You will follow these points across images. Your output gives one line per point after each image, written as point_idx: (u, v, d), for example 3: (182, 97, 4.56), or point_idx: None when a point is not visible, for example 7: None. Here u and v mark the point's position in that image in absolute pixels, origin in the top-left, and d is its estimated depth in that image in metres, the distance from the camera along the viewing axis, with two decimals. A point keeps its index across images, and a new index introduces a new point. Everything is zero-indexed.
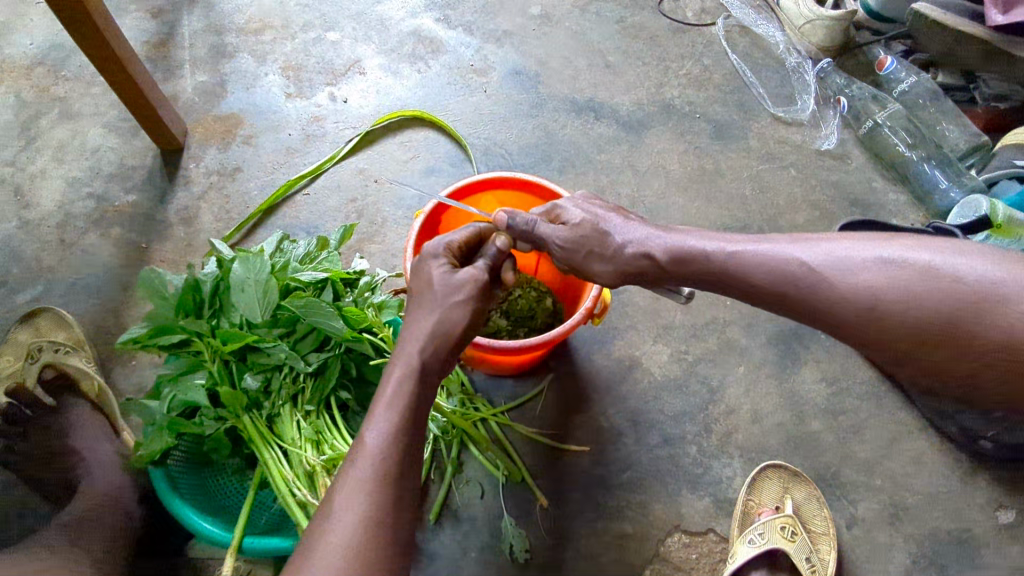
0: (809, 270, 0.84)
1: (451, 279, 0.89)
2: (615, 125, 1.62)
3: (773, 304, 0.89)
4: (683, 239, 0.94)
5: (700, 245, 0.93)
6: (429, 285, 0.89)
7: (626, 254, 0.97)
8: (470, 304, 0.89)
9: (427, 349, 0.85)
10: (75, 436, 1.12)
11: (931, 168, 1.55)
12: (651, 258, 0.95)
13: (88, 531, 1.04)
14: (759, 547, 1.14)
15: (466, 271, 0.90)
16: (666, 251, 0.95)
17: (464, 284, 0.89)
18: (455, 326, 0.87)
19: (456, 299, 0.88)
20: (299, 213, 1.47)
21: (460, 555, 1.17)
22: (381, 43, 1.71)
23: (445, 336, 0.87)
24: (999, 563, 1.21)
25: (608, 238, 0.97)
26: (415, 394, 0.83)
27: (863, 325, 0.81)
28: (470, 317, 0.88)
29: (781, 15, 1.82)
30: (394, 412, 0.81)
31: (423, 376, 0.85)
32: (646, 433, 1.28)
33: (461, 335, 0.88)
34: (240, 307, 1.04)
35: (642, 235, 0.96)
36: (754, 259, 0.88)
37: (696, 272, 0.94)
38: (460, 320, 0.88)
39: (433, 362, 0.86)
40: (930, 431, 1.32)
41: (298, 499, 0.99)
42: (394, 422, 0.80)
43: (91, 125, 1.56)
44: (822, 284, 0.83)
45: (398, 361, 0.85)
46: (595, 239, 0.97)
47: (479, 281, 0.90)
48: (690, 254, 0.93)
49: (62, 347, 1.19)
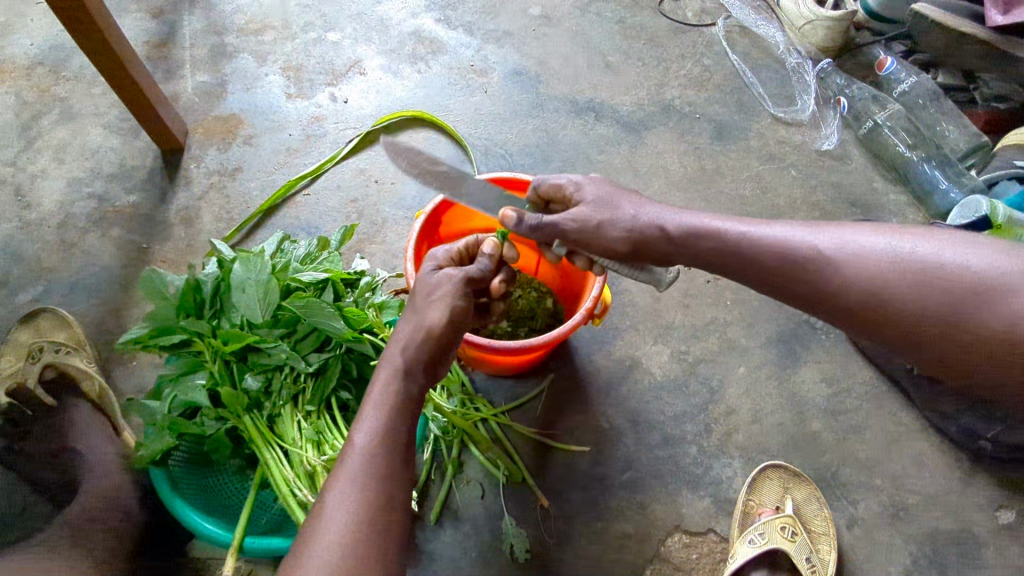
0: (817, 253, 0.84)
1: (430, 279, 0.91)
2: (616, 126, 1.62)
3: (777, 288, 0.89)
4: (695, 218, 0.93)
5: (712, 224, 0.92)
6: (415, 290, 0.92)
7: (639, 228, 0.93)
8: (448, 302, 0.88)
9: (408, 349, 0.86)
10: (75, 437, 1.11)
11: (931, 168, 1.55)
12: (665, 234, 0.93)
13: (87, 532, 1.04)
14: (759, 547, 1.14)
15: (446, 271, 0.92)
16: (678, 228, 0.93)
17: (442, 284, 0.90)
18: (434, 320, 0.86)
19: (434, 297, 0.89)
20: (300, 213, 1.47)
21: (460, 555, 1.17)
22: (381, 43, 1.71)
23: (428, 334, 0.86)
24: (999, 563, 1.22)
25: (622, 213, 0.94)
26: (401, 394, 0.84)
27: (867, 311, 0.81)
28: (450, 310, 0.87)
29: (781, 15, 1.82)
30: (381, 412, 0.82)
31: (410, 376, 0.85)
32: (647, 433, 1.29)
33: (446, 331, 0.87)
34: (240, 307, 1.04)
35: (656, 212, 0.94)
36: (761, 241, 0.88)
37: (705, 252, 0.92)
38: (439, 312, 0.87)
39: (420, 362, 0.86)
40: (930, 431, 1.32)
41: (299, 499, 0.99)
42: (383, 422, 0.81)
43: (91, 125, 1.56)
44: (830, 267, 0.83)
45: (385, 363, 0.86)
46: (609, 213, 0.94)
47: (455, 280, 0.91)
48: (701, 233, 0.92)
49: (63, 348, 1.20)
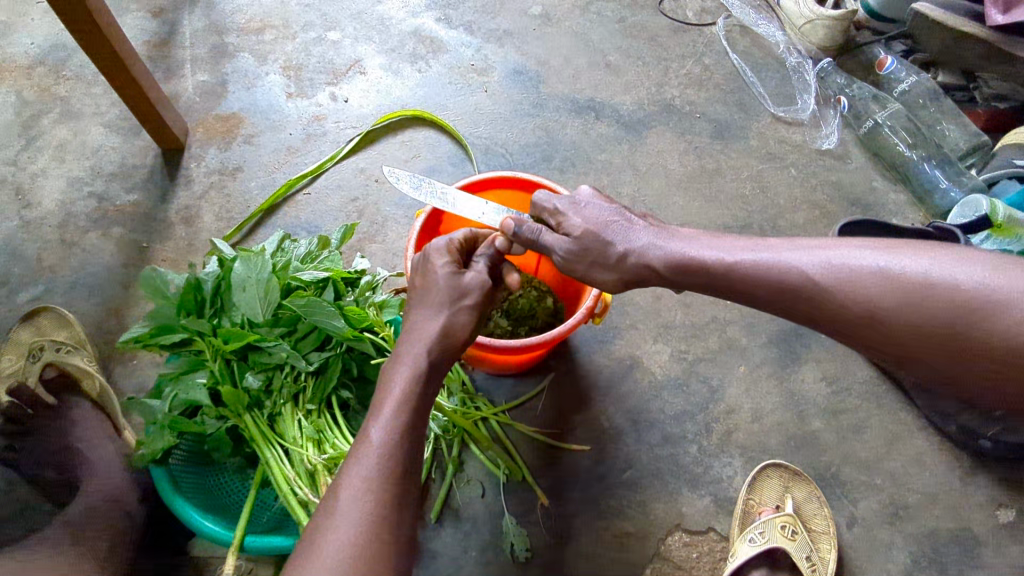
0: (807, 280, 0.84)
1: (458, 282, 0.91)
2: (616, 125, 1.62)
3: (775, 310, 0.90)
4: (683, 247, 0.94)
5: (700, 253, 0.93)
6: (434, 285, 0.90)
7: (627, 264, 0.96)
8: (476, 309, 0.92)
9: (434, 349, 0.87)
10: (77, 437, 1.12)
11: (931, 168, 1.54)
12: (652, 266, 0.96)
13: (89, 530, 1.04)
14: (759, 546, 1.15)
15: (473, 274, 0.93)
16: (666, 260, 0.95)
17: (469, 288, 0.92)
18: (460, 330, 0.89)
19: (459, 303, 0.90)
20: (300, 213, 1.47)
21: (461, 554, 1.17)
22: (381, 43, 1.71)
23: (451, 338, 0.89)
24: (999, 562, 1.22)
25: (609, 247, 0.97)
26: (421, 396, 0.84)
27: (863, 330, 0.82)
28: (474, 320, 0.91)
29: (781, 15, 1.82)
30: (401, 411, 0.81)
31: (430, 379, 0.86)
32: (647, 432, 1.29)
33: (467, 336, 0.90)
34: (241, 306, 1.04)
35: (643, 243, 0.96)
36: (751, 269, 0.88)
37: (698, 280, 0.94)
38: (466, 323, 0.90)
39: (438, 366, 0.87)
40: (930, 430, 1.32)
41: (299, 499, 1.00)
42: (402, 422, 0.81)
43: (92, 125, 1.56)
44: (822, 293, 0.83)
45: (407, 359, 0.85)
46: (596, 247, 0.97)
47: (480, 285, 0.93)
48: (690, 262, 0.93)
49: (63, 347, 1.20)
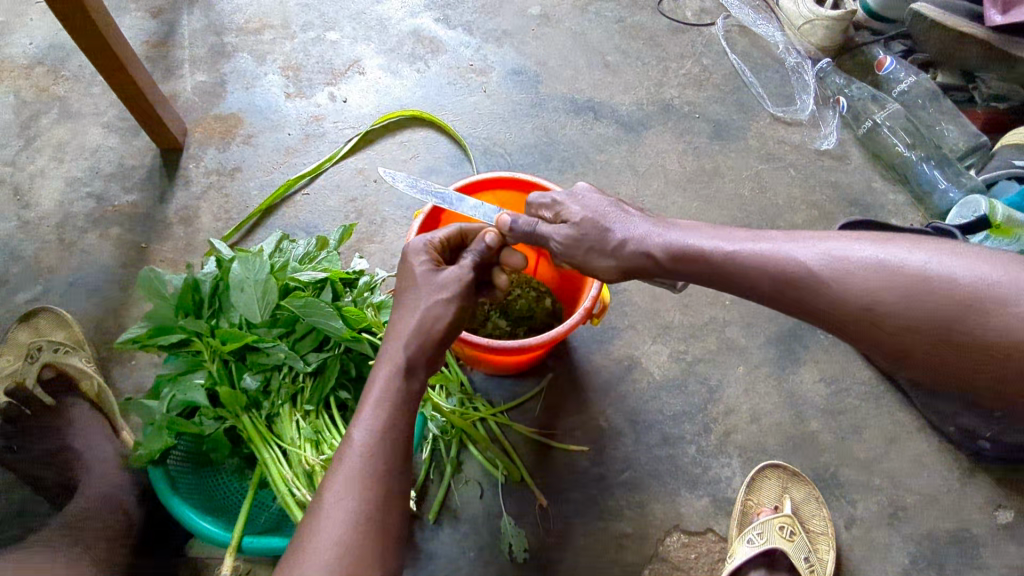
0: (805, 270, 0.84)
1: (435, 279, 0.90)
2: (615, 125, 1.62)
3: (770, 300, 0.90)
4: (682, 237, 0.94)
5: (697, 242, 0.93)
6: (414, 284, 0.90)
7: (626, 252, 0.96)
8: (455, 301, 0.89)
9: (415, 346, 0.86)
10: (75, 437, 1.12)
11: (930, 168, 1.55)
12: (652, 256, 0.95)
13: (88, 530, 1.04)
14: (758, 547, 1.15)
15: (451, 269, 0.92)
16: (666, 250, 0.94)
17: (447, 282, 0.90)
18: (439, 322, 0.88)
19: (436, 297, 0.89)
20: (299, 213, 1.47)
21: (459, 555, 1.17)
22: (380, 43, 1.71)
23: (430, 331, 0.87)
24: (998, 563, 1.22)
25: (609, 236, 0.97)
26: (402, 392, 0.83)
27: (860, 322, 0.82)
28: (457, 312, 0.89)
29: (781, 15, 1.82)
30: (383, 411, 0.81)
31: (411, 374, 0.85)
32: (646, 432, 1.29)
33: (448, 330, 0.89)
34: (240, 307, 1.04)
35: (644, 232, 0.96)
36: (748, 259, 0.89)
37: (694, 268, 0.94)
38: (444, 315, 0.88)
39: (421, 361, 0.86)
40: (929, 430, 1.32)
41: (298, 499, 1.00)
42: (384, 421, 0.81)
43: (91, 125, 1.56)
44: (819, 285, 0.83)
45: (389, 359, 0.85)
46: (595, 238, 0.97)
47: (461, 278, 0.91)
48: (688, 252, 0.93)
49: (62, 347, 1.20)
